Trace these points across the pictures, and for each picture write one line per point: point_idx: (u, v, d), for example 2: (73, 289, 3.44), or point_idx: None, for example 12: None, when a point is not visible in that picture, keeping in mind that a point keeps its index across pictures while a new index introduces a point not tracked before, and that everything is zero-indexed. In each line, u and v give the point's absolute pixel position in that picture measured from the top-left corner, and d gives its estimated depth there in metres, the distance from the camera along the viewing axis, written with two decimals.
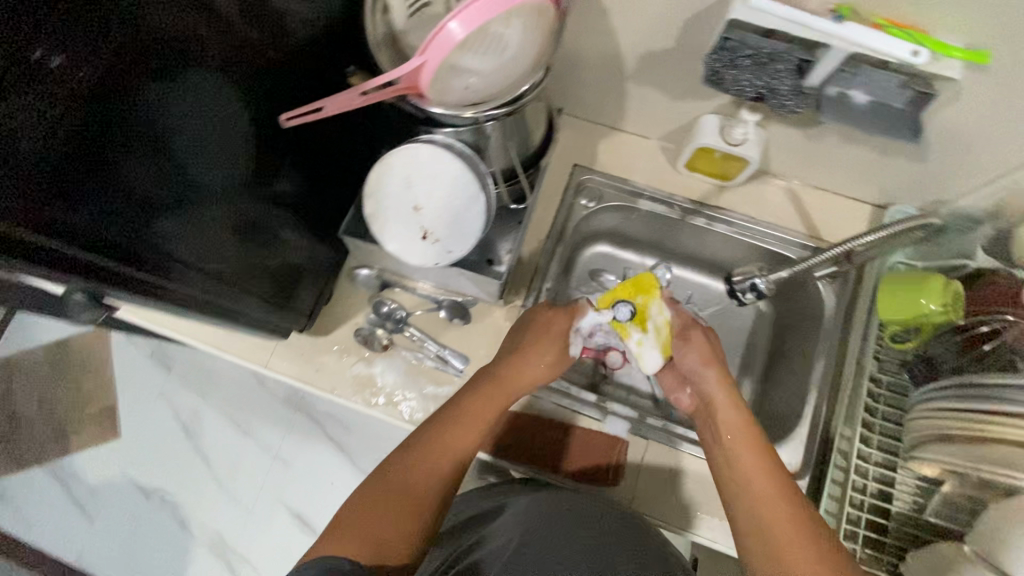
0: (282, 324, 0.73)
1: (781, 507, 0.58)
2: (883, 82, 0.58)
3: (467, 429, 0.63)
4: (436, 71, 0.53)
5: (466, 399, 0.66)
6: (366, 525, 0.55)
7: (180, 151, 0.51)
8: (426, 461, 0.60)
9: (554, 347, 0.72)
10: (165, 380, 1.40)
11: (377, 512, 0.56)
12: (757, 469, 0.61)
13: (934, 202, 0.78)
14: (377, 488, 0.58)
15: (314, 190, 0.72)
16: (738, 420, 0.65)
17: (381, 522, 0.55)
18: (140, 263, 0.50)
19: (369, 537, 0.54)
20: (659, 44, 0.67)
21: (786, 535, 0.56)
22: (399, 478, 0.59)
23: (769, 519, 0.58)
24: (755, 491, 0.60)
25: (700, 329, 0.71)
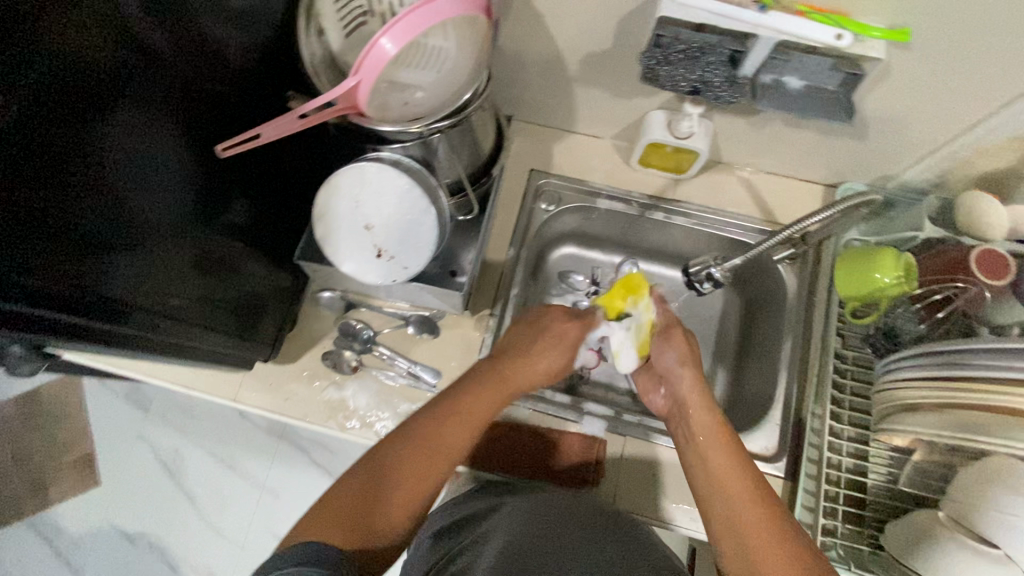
0: (245, 355, 0.72)
1: (750, 502, 0.55)
2: (814, 66, 0.59)
3: (474, 424, 0.58)
4: (372, 88, 0.52)
5: (472, 390, 0.60)
6: (352, 512, 0.49)
7: (124, 192, 0.49)
8: (427, 451, 0.54)
9: (562, 353, 0.68)
10: (142, 421, 1.37)
11: (366, 499, 0.51)
12: (727, 462, 0.58)
13: (880, 178, 0.80)
14: (364, 469, 0.53)
15: (267, 217, 0.71)
16: (712, 420, 0.62)
17: (370, 512, 0.50)
18: (91, 310, 0.49)
19: (355, 524, 0.49)
20: (599, 46, 0.68)
21: (757, 527, 0.53)
22: (392, 465, 0.53)
23: (738, 513, 0.55)
24: (720, 472, 0.58)
25: (680, 328, 0.71)
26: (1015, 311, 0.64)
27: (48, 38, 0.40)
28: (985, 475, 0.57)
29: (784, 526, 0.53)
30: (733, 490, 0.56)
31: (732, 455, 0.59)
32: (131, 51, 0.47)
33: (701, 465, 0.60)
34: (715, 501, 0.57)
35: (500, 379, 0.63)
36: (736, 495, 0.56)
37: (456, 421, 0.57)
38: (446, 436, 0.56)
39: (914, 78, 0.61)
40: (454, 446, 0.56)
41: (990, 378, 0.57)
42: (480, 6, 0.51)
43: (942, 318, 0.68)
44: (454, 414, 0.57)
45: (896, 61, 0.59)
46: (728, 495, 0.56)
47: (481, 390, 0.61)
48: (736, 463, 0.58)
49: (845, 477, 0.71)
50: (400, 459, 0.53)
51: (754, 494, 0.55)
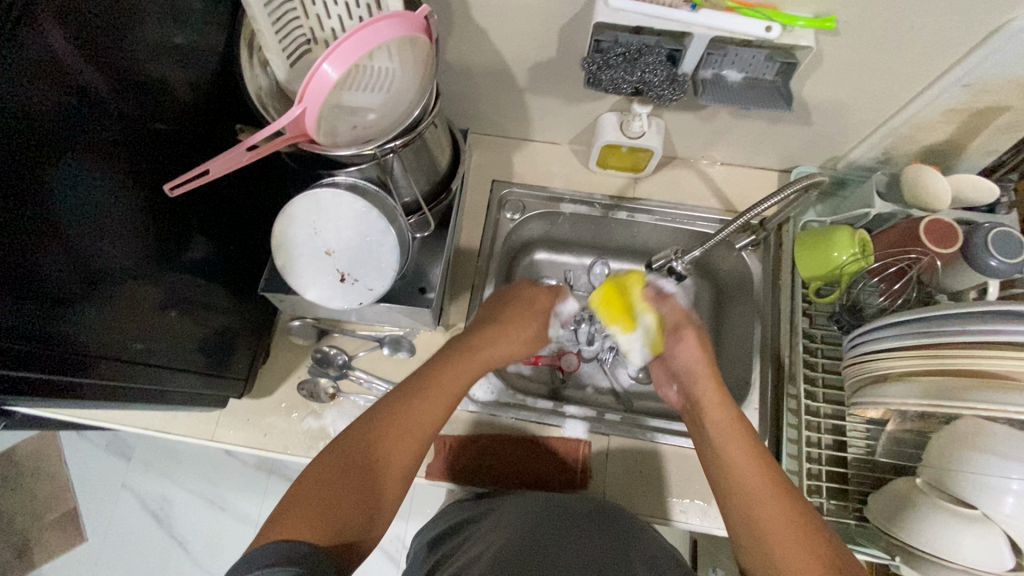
0: (215, 392, 0.71)
1: (764, 494, 0.55)
2: (750, 58, 0.61)
3: (441, 401, 0.58)
4: (319, 114, 0.52)
5: (437, 369, 0.60)
6: (321, 502, 0.47)
7: (85, 239, 0.49)
8: (397, 433, 0.54)
9: (530, 324, 0.70)
10: (125, 470, 1.33)
11: (339, 488, 0.49)
12: (740, 455, 0.59)
13: (830, 159, 0.83)
14: (335, 459, 0.51)
15: (230, 252, 0.71)
16: (726, 417, 0.63)
17: (342, 502, 0.48)
18: (47, 354, 0.48)
19: (327, 514, 0.47)
20: (544, 55, 0.70)
21: (773, 514, 0.53)
22: (362, 452, 0.52)
23: (755, 506, 0.55)
24: (735, 461, 0.58)
25: (691, 326, 0.71)
26: (966, 278, 0.68)
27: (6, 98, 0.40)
28: (960, 439, 0.59)
29: (798, 516, 0.53)
30: (748, 484, 0.56)
31: (745, 448, 0.59)
32: (79, 100, 0.46)
33: (717, 459, 0.60)
34: (729, 496, 0.57)
35: (466, 355, 0.63)
36: (749, 487, 0.56)
37: (423, 400, 0.56)
38: (414, 416, 0.55)
39: (848, 62, 0.63)
40: (422, 426, 0.55)
41: (964, 341, 0.57)
42: (419, 27, 0.51)
43: (899, 291, 0.72)
44: (420, 394, 0.57)
45: (828, 47, 0.61)
46: (741, 487, 0.56)
47: (447, 368, 0.60)
48: (747, 454, 0.59)
49: (826, 455, 0.72)
50: (372, 444, 0.52)
51: (768, 485, 0.56)
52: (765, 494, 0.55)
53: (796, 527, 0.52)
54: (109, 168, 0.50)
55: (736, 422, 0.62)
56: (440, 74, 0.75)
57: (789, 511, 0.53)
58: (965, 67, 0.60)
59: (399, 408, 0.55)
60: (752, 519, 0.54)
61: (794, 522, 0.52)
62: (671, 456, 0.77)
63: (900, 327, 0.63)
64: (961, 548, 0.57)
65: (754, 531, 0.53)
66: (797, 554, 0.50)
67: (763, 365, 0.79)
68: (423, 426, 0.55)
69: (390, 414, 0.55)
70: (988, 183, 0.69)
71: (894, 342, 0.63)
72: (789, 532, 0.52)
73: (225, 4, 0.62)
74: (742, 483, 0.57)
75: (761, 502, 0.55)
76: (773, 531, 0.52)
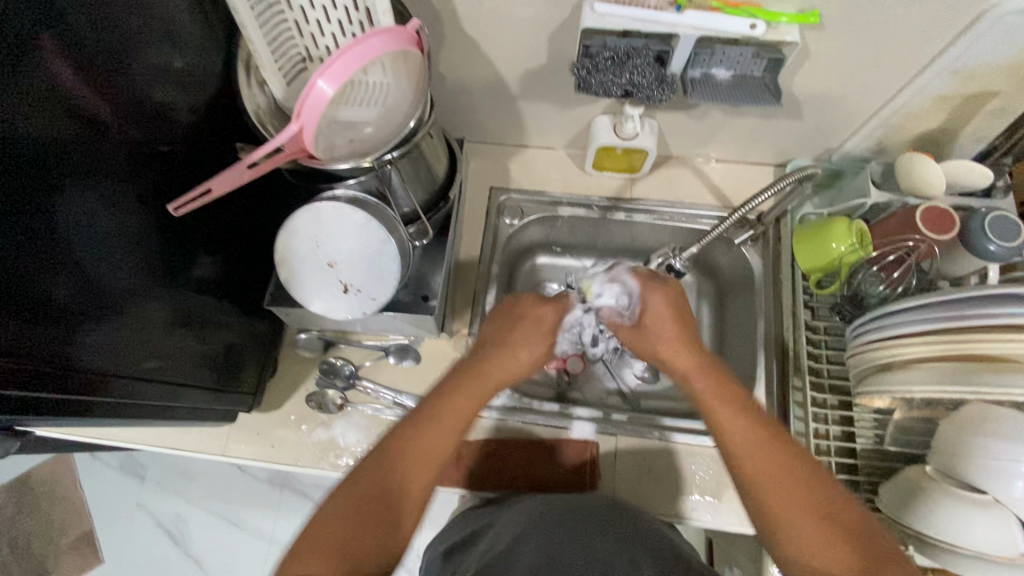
0: (226, 407, 0.73)
1: (779, 484, 0.52)
2: (738, 56, 0.62)
3: (453, 430, 0.58)
4: (317, 130, 0.53)
5: (447, 397, 0.60)
6: (339, 535, 0.49)
7: (92, 259, 0.50)
8: (415, 459, 0.55)
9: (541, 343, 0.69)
10: (141, 490, 1.34)
11: (357, 519, 0.50)
12: (752, 446, 0.55)
13: (823, 152, 0.83)
14: (355, 489, 0.52)
15: (235, 269, 0.72)
16: (697, 370, 0.62)
17: (358, 533, 0.50)
18: (64, 375, 0.49)
19: (344, 549, 0.49)
20: (534, 63, 0.71)
21: (767, 471, 0.53)
22: (382, 483, 0.53)
23: (751, 463, 0.54)
24: (728, 431, 0.57)
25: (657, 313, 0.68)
26: (967, 261, 0.68)
27: (12, 127, 0.41)
28: (965, 424, 0.58)
29: (804, 469, 0.53)
30: (771, 481, 0.53)
31: (751, 417, 0.57)
32: (82, 124, 0.48)
33: (716, 437, 0.57)
34: (746, 489, 0.54)
35: (474, 382, 0.62)
36: (772, 483, 0.52)
37: (426, 431, 0.56)
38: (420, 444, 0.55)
39: (835, 55, 0.64)
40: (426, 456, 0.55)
41: (978, 324, 0.57)
42: (411, 40, 0.53)
43: (899, 278, 0.70)
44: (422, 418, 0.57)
45: (815, 41, 0.62)
46: (760, 482, 0.53)
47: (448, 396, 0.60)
48: (762, 440, 0.55)
49: (835, 446, 0.72)
50: (388, 471, 0.54)
51: (773, 447, 0.54)
52: (791, 488, 0.52)
53: (834, 523, 0.50)
54: (112, 185, 0.51)
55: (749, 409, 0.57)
56: (434, 86, 0.77)
57: (777, 464, 0.53)
58: (949, 57, 0.61)
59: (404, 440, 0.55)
60: (774, 516, 0.52)
61: (832, 523, 0.50)
62: (677, 453, 0.77)
63: (924, 310, 0.60)
64: (974, 533, 0.57)
65: (777, 527, 0.51)
66: (810, 515, 0.50)
67: (768, 358, 0.79)
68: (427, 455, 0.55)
69: (410, 443, 0.55)
70: (982, 167, 0.69)
71: (911, 326, 0.61)
72: (792, 487, 0.52)
73: (222, 28, 0.64)
74: (755, 459, 0.54)
75: (785, 499, 0.52)
76: (768, 489, 0.52)
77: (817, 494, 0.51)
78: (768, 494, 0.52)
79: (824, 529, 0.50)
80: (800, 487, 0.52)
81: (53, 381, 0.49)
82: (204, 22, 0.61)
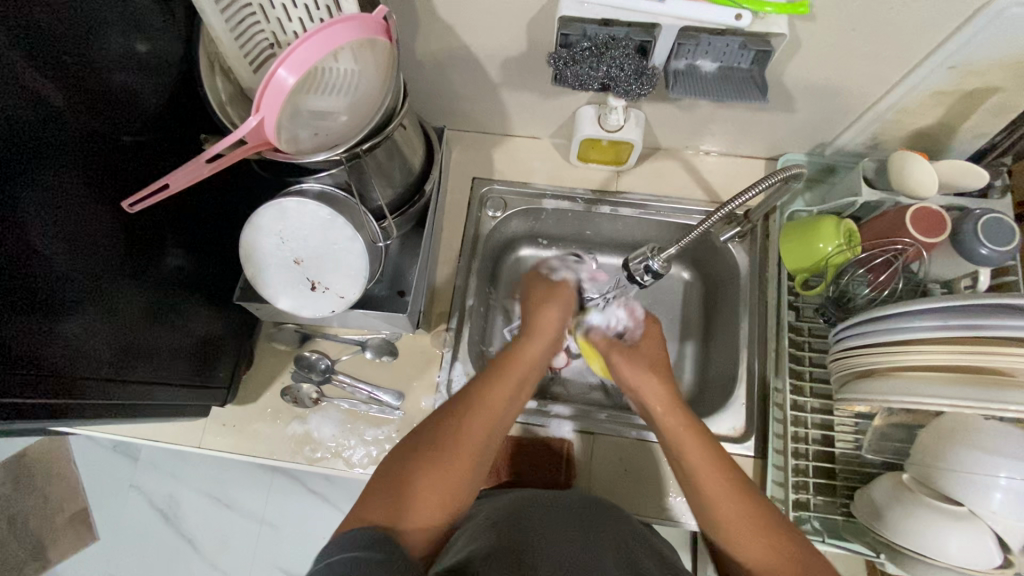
0: (199, 401, 0.72)
1: (727, 496, 0.55)
2: (724, 47, 0.59)
3: (501, 395, 0.60)
4: (278, 121, 0.51)
5: (494, 373, 0.62)
6: (387, 495, 0.51)
7: (57, 254, 0.49)
8: (465, 422, 0.57)
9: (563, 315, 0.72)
10: (133, 471, 1.35)
11: (398, 479, 0.52)
12: (710, 464, 0.57)
13: (817, 145, 0.80)
14: (411, 457, 0.54)
15: (205, 260, 0.70)
16: (670, 408, 0.62)
17: (402, 494, 0.51)
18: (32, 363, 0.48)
19: (393, 504, 0.50)
20: (514, 50, 0.68)
21: (713, 485, 0.56)
22: (429, 442, 0.55)
23: (702, 479, 0.56)
24: (682, 447, 0.59)
25: (616, 349, 0.71)
26: (960, 264, 0.67)
27: None
28: (948, 434, 0.58)
29: (738, 483, 0.56)
30: (728, 507, 0.54)
31: (687, 430, 0.60)
32: (35, 116, 0.46)
33: (679, 455, 0.59)
34: (696, 495, 0.57)
35: (512, 365, 0.64)
36: (722, 505, 0.55)
37: (489, 397, 0.60)
38: (482, 419, 0.58)
39: (828, 48, 0.61)
40: (486, 438, 0.57)
41: (985, 330, 0.54)
42: (377, 29, 0.51)
43: (887, 282, 0.69)
44: (481, 395, 0.59)
45: (806, 32, 0.59)
46: (712, 504, 0.55)
47: (500, 379, 0.62)
48: (711, 454, 0.58)
49: (814, 449, 0.71)
50: (436, 433, 0.56)
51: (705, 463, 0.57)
52: (742, 517, 0.54)
53: (781, 542, 0.52)
54: (70, 188, 0.50)
55: (692, 427, 0.60)
56: (412, 72, 0.74)
57: (717, 479, 0.56)
58: (948, 50, 0.58)
59: (463, 416, 0.57)
60: (717, 520, 0.55)
61: (770, 529, 0.53)
62: (652, 452, 0.77)
63: (932, 316, 0.56)
64: (947, 544, 0.55)
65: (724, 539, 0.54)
66: (751, 533, 0.53)
67: (750, 358, 0.78)
68: (484, 432, 0.57)
69: (462, 407, 0.58)
70: (977, 169, 0.66)
71: (908, 334, 0.58)
72: (730, 500, 0.55)
73: (184, 13, 0.61)
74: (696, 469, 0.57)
75: (734, 520, 0.54)
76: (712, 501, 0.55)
77: (760, 509, 0.54)
78: (715, 509, 0.55)
79: (763, 538, 0.52)
80: (745, 499, 0.55)
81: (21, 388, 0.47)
82: (166, 3, 0.58)
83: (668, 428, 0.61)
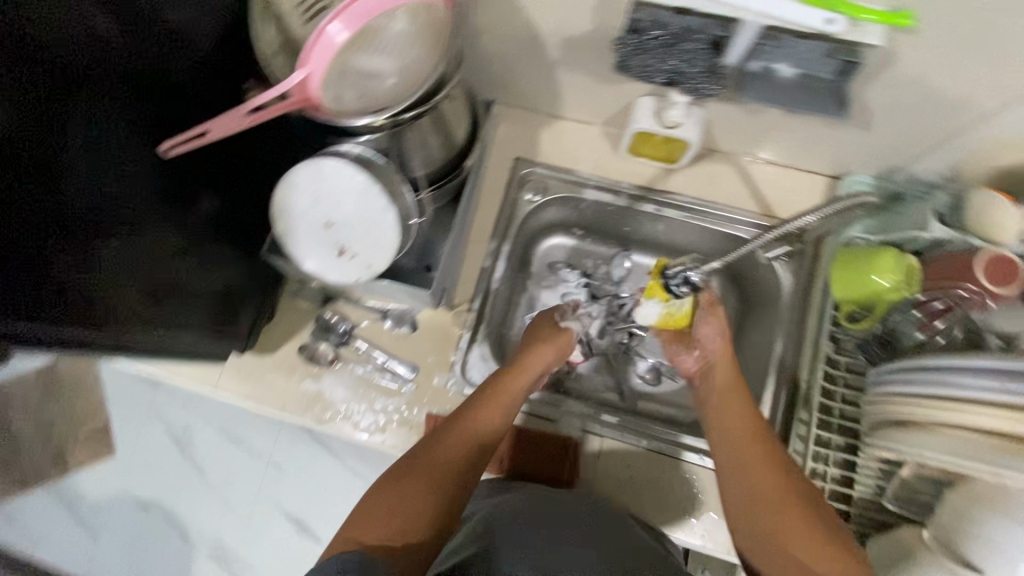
0: (220, 349, 0.71)
1: (761, 459, 0.60)
2: (808, 53, 0.53)
3: (489, 412, 0.64)
4: (326, 79, 0.50)
5: (481, 394, 0.66)
6: (376, 509, 0.52)
7: (87, 189, 0.50)
8: (450, 437, 0.60)
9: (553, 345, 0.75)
10: (153, 395, 1.24)
11: (388, 492, 0.54)
12: (751, 426, 0.63)
13: (887, 169, 0.74)
14: (400, 471, 0.56)
15: (234, 206, 0.69)
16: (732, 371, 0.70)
17: (389, 507, 0.52)
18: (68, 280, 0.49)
19: (382, 516, 0.52)
20: (578, 29, 0.64)
21: (748, 436, 0.62)
22: (417, 458, 0.57)
23: (741, 439, 0.62)
24: (730, 408, 0.66)
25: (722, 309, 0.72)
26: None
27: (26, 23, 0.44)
28: (978, 498, 0.54)
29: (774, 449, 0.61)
30: (758, 467, 0.60)
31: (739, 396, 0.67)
32: (82, 42, 0.47)
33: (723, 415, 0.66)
34: (730, 449, 0.63)
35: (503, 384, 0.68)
36: (764, 494, 0.58)
37: (474, 413, 0.63)
38: (467, 433, 0.61)
39: (923, 67, 0.55)
40: (464, 458, 0.59)
41: None
42: None
43: (942, 329, 0.64)
44: (469, 413, 0.63)
45: (903, 47, 0.53)
46: (754, 493, 0.58)
47: (486, 398, 0.66)
48: (754, 421, 0.64)
49: (831, 488, 0.68)
50: (425, 450, 0.58)
51: (750, 424, 0.63)
52: (776, 505, 0.56)
53: (823, 538, 0.53)
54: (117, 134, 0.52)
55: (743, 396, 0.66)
56: (467, 40, 0.71)
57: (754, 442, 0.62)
58: None
59: (449, 434, 0.60)
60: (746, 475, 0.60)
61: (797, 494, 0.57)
62: (659, 463, 0.75)
63: (982, 374, 0.52)
64: None
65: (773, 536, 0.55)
66: (780, 496, 0.57)
67: (779, 384, 0.75)
68: (467, 450, 0.59)
69: (450, 425, 0.61)
70: None
71: (957, 388, 0.53)
72: (762, 459, 0.60)
73: None
74: (741, 428, 0.63)
75: (764, 479, 0.58)
76: (748, 455, 0.61)
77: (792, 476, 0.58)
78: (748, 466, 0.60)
79: (793, 505, 0.56)
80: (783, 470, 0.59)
81: (39, 303, 0.48)
82: None
83: (722, 389, 0.68)
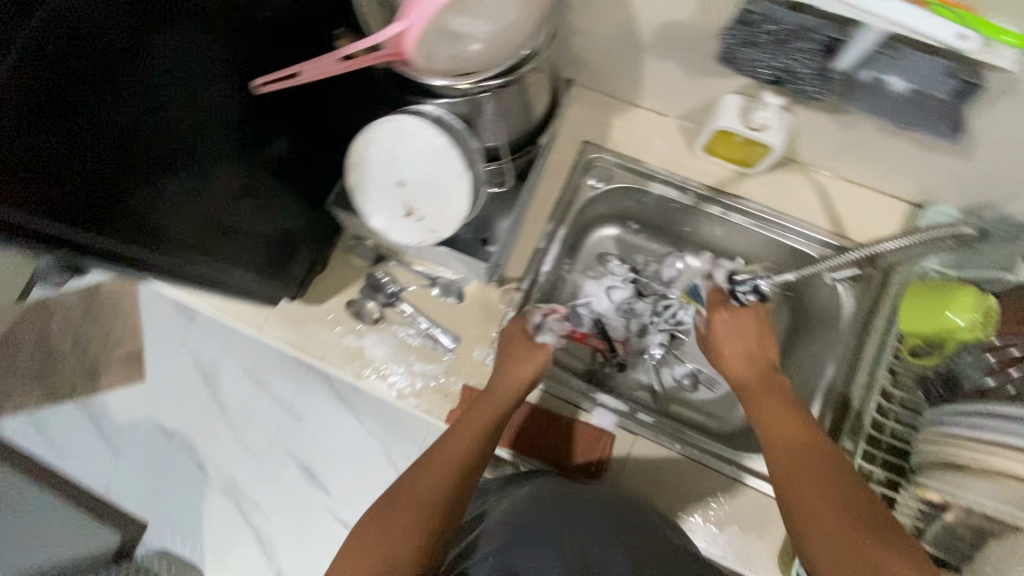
0: (274, 290, 0.72)
1: (806, 464, 0.57)
2: (925, 68, 0.50)
3: (461, 440, 0.65)
4: (422, 35, 0.48)
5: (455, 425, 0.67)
6: (361, 544, 0.55)
7: (157, 121, 0.48)
8: (424, 472, 0.62)
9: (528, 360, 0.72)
10: (187, 329, 1.26)
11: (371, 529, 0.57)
12: (794, 433, 0.61)
13: (976, 204, 0.71)
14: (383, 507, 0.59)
15: (303, 152, 0.69)
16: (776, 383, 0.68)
17: (369, 542, 0.55)
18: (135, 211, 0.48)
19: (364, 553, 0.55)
20: (679, 16, 0.61)
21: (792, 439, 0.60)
22: (397, 493, 0.60)
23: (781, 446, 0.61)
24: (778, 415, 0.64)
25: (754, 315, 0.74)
26: None
27: None
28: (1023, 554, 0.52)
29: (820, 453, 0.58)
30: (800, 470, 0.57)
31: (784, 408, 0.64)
32: None
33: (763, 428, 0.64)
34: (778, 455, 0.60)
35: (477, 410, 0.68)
36: (808, 495, 0.55)
37: (447, 445, 0.64)
38: (441, 464, 0.62)
39: None
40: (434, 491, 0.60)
41: None
42: None
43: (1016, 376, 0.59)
44: (442, 446, 0.64)
45: None
46: (802, 495, 0.55)
47: (459, 426, 0.66)
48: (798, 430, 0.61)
49: None
50: (402, 487, 0.61)
51: (798, 432, 0.61)
52: (820, 509, 0.53)
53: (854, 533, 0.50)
54: (183, 57, 0.49)
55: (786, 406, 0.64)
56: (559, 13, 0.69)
57: (796, 447, 0.60)
58: None
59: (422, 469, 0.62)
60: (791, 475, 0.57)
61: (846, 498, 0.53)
62: (688, 471, 0.74)
63: None
64: None
65: (802, 528, 0.53)
66: (826, 499, 0.54)
67: (824, 409, 0.73)
68: (440, 482, 0.61)
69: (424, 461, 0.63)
70: None
71: None
72: (806, 463, 0.57)
73: None
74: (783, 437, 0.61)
75: (805, 484, 0.56)
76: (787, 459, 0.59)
77: (841, 477, 0.55)
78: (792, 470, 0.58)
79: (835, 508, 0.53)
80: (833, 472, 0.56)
81: (106, 226, 0.46)
82: None
83: (761, 400, 0.67)
